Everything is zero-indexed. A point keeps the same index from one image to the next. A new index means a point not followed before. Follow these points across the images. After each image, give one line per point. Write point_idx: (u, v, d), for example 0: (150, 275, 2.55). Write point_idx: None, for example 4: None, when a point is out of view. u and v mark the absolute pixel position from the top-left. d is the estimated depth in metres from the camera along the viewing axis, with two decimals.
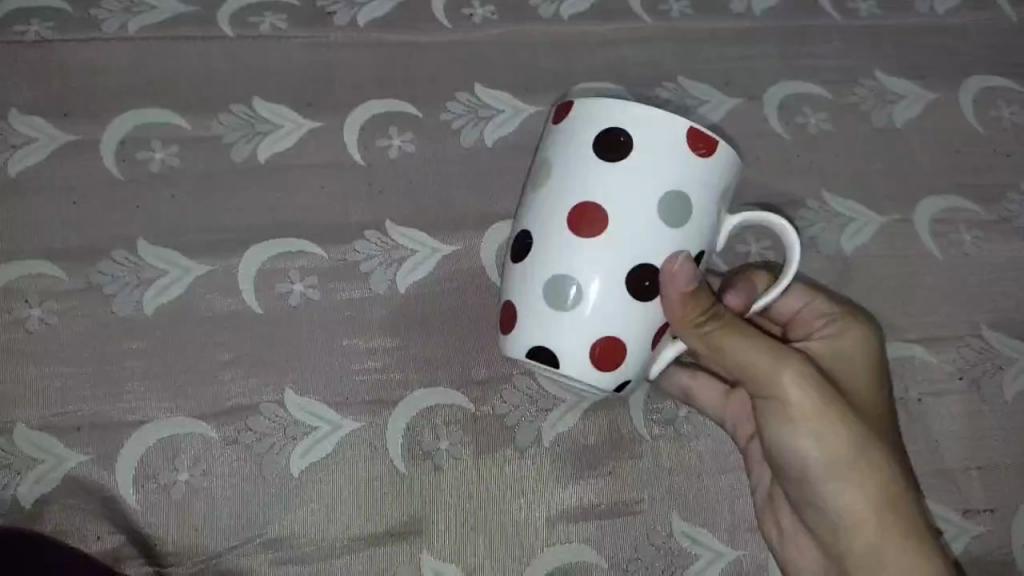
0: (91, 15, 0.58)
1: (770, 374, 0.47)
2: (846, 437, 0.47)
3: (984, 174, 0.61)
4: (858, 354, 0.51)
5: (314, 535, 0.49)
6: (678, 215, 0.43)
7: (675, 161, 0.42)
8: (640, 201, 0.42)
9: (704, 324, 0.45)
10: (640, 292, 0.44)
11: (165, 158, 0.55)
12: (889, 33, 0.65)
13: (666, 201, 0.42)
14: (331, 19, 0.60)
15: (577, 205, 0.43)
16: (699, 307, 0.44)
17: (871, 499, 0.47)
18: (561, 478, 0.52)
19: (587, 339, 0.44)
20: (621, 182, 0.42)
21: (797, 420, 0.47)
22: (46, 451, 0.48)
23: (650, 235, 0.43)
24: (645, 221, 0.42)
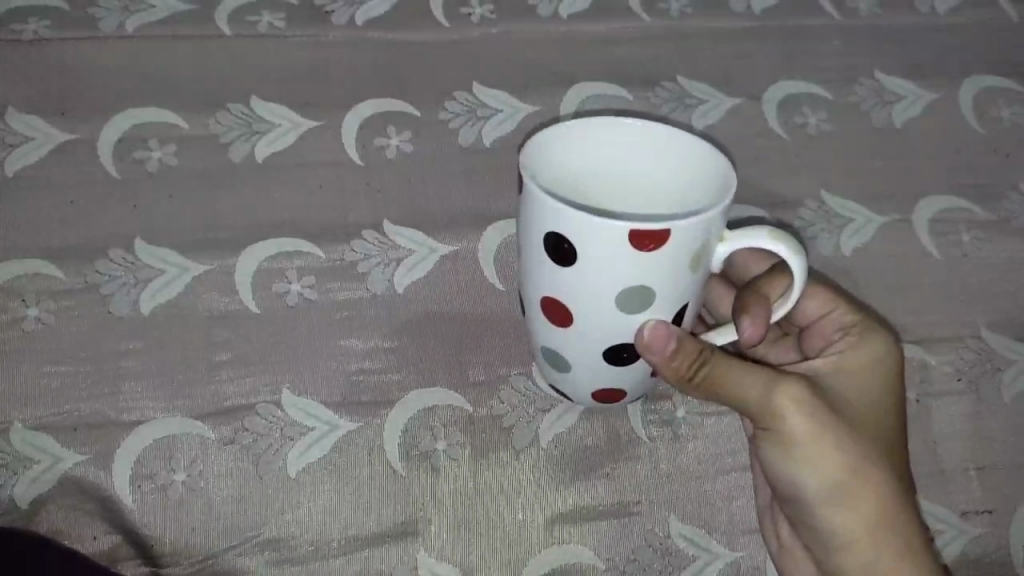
0: (89, 14, 0.61)
1: (771, 404, 0.46)
2: (851, 465, 0.47)
3: (986, 174, 0.61)
4: (870, 362, 0.51)
5: (303, 534, 0.47)
6: (641, 300, 0.41)
7: (623, 263, 0.39)
8: (600, 299, 0.42)
9: (695, 371, 0.45)
10: (622, 358, 0.45)
11: (163, 157, 0.56)
12: (886, 32, 0.67)
13: (625, 296, 0.41)
14: (331, 17, 0.63)
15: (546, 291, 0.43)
16: (688, 358, 0.44)
17: (875, 522, 0.48)
18: (559, 479, 0.50)
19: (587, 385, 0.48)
20: (576, 281, 0.41)
21: (800, 448, 0.47)
22: (42, 451, 0.47)
23: (617, 317, 0.42)
24: (608, 307, 0.42)
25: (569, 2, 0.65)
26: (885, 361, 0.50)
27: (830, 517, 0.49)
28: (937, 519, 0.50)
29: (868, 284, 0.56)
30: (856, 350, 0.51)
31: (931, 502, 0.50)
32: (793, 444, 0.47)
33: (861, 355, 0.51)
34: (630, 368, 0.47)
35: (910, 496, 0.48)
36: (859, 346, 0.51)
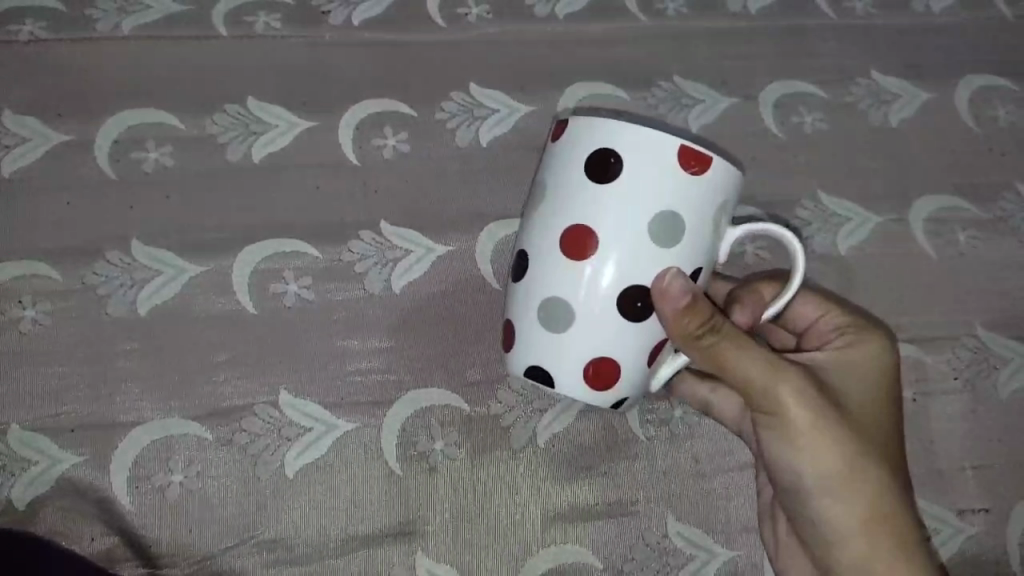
0: (86, 15, 0.57)
1: (772, 390, 0.46)
2: (846, 459, 0.47)
3: (982, 174, 0.61)
4: (863, 362, 0.50)
5: (309, 535, 0.49)
6: (667, 235, 0.43)
7: (665, 182, 0.42)
8: (630, 228, 0.43)
9: (703, 337, 0.45)
10: (633, 311, 0.44)
11: (160, 158, 0.55)
12: (884, 31, 0.64)
13: (656, 224, 0.43)
14: (326, 18, 0.59)
15: (567, 227, 0.44)
16: (698, 320, 0.44)
17: (866, 519, 0.47)
18: (555, 479, 0.52)
19: (581, 356, 0.45)
20: (610, 205, 0.43)
21: (798, 435, 0.47)
22: (38, 452, 0.48)
23: (637, 251, 0.43)
24: (634, 239, 0.43)
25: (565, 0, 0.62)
26: (880, 359, 0.50)
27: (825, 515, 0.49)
28: (937, 522, 0.53)
29: (866, 288, 0.57)
30: (851, 350, 0.51)
31: (932, 506, 0.53)
32: (792, 430, 0.47)
33: (853, 353, 0.50)
34: (631, 331, 0.45)
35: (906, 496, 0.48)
36: (853, 347, 0.51)
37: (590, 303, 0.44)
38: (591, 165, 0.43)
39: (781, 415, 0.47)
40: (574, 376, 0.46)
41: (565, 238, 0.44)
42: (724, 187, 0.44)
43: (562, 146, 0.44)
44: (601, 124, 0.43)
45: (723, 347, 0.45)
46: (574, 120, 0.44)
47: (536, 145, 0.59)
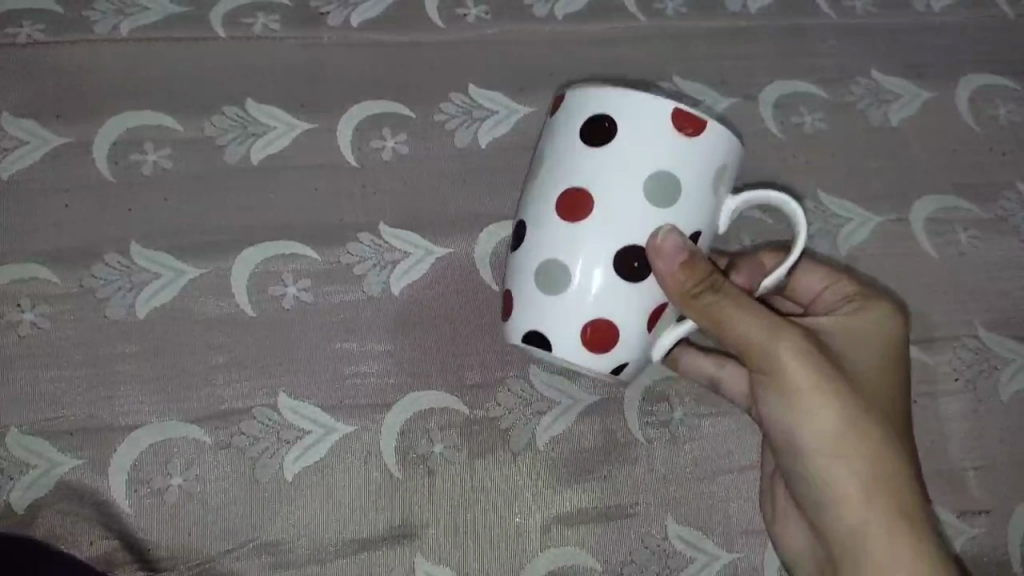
0: (83, 16, 0.57)
1: (770, 350, 0.46)
2: (846, 423, 0.46)
3: (982, 174, 0.61)
4: (870, 331, 0.50)
5: (308, 537, 0.49)
6: (663, 197, 0.43)
7: (660, 143, 0.42)
8: (626, 189, 0.43)
9: (700, 294, 0.45)
10: (632, 273, 0.44)
11: (158, 160, 0.55)
12: (884, 30, 0.64)
13: (652, 185, 0.43)
14: (325, 19, 0.59)
15: (565, 191, 0.44)
16: (695, 277, 0.44)
17: (868, 486, 0.46)
18: (554, 481, 0.51)
19: (577, 319, 0.45)
20: (605, 166, 0.43)
21: (797, 395, 0.47)
22: (37, 456, 0.48)
23: (633, 212, 0.43)
24: (630, 201, 0.43)
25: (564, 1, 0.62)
26: (886, 327, 0.50)
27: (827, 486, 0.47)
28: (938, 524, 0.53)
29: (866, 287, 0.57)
30: (856, 317, 0.51)
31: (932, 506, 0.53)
32: (792, 390, 0.47)
33: (861, 321, 0.50)
34: (629, 294, 0.44)
35: (912, 468, 0.47)
36: (858, 315, 0.51)
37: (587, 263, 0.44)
38: (584, 129, 0.43)
39: (779, 376, 0.46)
40: (573, 341, 0.45)
41: (562, 203, 0.44)
42: (719, 151, 0.43)
43: (560, 117, 0.45)
44: (598, 91, 0.43)
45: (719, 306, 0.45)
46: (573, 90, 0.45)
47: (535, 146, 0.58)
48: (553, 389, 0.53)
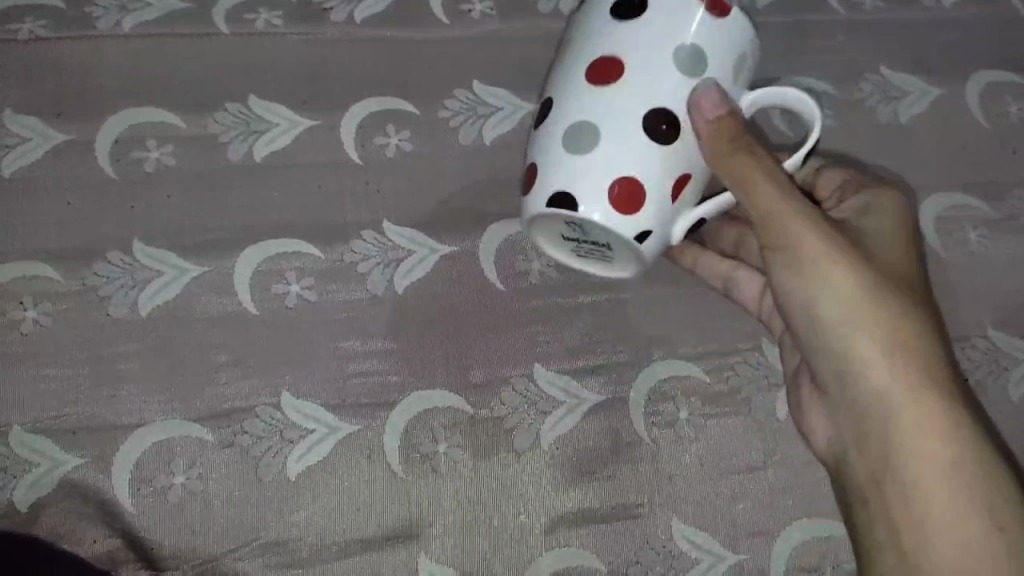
0: (86, 13, 0.58)
1: (786, 220, 0.46)
2: (863, 289, 0.46)
3: (992, 171, 0.60)
4: (887, 217, 0.50)
5: (308, 537, 0.48)
6: (692, 64, 0.45)
7: (691, 13, 0.44)
8: (658, 53, 0.44)
9: (737, 158, 0.46)
10: (662, 133, 0.44)
11: (161, 157, 0.55)
12: (892, 26, 0.64)
13: (682, 51, 0.44)
14: (328, 15, 0.60)
15: (596, 57, 0.45)
16: (729, 137, 0.45)
17: (886, 353, 0.45)
18: (558, 480, 0.50)
19: (605, 175, 0.45)
20: (637, 36, 0.45)
21: (809, 266, 0.46)
22: (39, 454, 0.48)
23: (663, 72, 0.44)
24: (662, 62, 0.44)
25: None
26: (902, 215, 0.50)
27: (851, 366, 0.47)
28: None
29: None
30: (872, 204, 0.51)
31: None
32: (804, 261, 0.46)
33: (875, 207, 0.50)
34: (657, 155, 0.45)
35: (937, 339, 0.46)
36: (873, 203, 0.51)
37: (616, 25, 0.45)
38: (613, 11, 0.46)
39: (796, 249, 0.46)
40: (590, 204, 0.45)
41: (589, 73, 0.45)
42: (743, 41, 0.46)
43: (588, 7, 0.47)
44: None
45: (744, 163, 0.46)
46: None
47: None
48: (557, 389, 0.51)
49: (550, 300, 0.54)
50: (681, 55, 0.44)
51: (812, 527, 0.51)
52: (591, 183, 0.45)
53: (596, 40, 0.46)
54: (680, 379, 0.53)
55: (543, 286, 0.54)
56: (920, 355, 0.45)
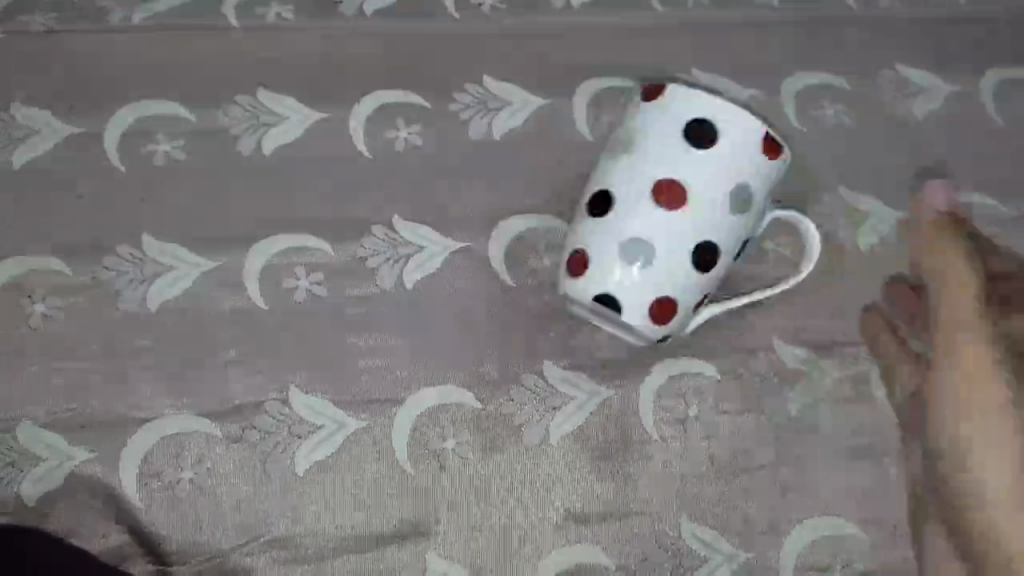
0: (96, 6, 0.59)
1: (946, 332, 0.51)
2: (989, 368, 0.48)
3: (1007, 168, 0.59)
4: (968, 276, 0.52)
5: (317, 533, 0.48)
6: (740, 205, 0.46)
7: (743, 158, 0.45)
8: (710, 185, 0.45)
9: (965, 288, 0.52)
10: (705, 261, 0.47)
11: (169, 150, 0.55)
12: (908, 21, 0.64)
13: (736, 197, 0.46)
14: (338, 8, 0.60)
15: (664, 176, 0.45)
16: (958, 282, 0.52)
17: (986, 411, 0.47)
18: (566, 477, 0.49)
19: (647, 294, 0.47)
20: (704, 165, 0.45)
21: (957, 356, 0.50)
22: (48, 449, 0.48)
23: (710, 217, 0.46)
24: (716, 210, 0.46)
25: None
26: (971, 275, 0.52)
27: (942, 425, 0.49)
28: None
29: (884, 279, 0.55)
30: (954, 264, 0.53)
31: None
32: (955, 354, 0.50)
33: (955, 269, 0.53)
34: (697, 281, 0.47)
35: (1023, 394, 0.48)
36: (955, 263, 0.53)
37: (698, 92, 0.45)
38: (689, 128, 0.45)
39: (947, 343, 0.50)
40: (664, 265, 0.46)
41: (684, 127, 0.45)
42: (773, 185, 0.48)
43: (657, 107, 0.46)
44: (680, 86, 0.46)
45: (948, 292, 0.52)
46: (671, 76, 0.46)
47: (552, 137, 0.58)
48: (566, 385, 0.51)
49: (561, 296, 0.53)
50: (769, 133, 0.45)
51: (819, 524, 0.49)
52: (677, 241, 0.46)
53: (688, 101, 0.45)
54: (688, 377, 0.51)
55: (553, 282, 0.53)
56: (997, 396, 0.47)
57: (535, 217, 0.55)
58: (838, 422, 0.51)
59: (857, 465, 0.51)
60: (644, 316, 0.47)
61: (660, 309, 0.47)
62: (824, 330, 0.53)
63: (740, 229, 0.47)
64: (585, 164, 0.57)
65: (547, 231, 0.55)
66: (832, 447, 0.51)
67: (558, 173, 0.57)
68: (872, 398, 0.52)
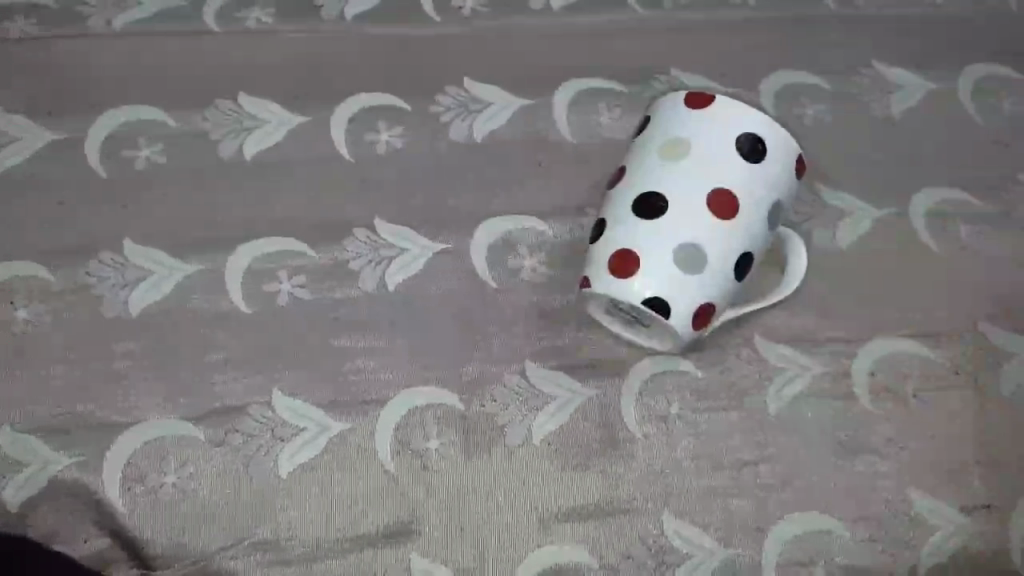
0: (76, 11, 0.60)
1: None
2: None
3: (985, 164, 0.60)
4: None
5: (299, 535, 0.47)
6: (693, 264, 0.48)
7: (689, 223, 0.48)
8: (659, 253, 0.48)
9: None
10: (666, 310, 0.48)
11: (151, 155, 0.56)
12: (884, 19, 0.65)
13: (685, 257, 0.48)
14: (319, 11, 0.61)
15: (617, 250, 0.48)
16: None
17: None
18: (549, 476, 0.49)
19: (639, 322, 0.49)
20: (651, 235, 0.48)
21: None
22: (31, 454, 0.47)
23: (667, 276, 0.48)
24: (668, 271, 0.48)
25: None
26: None
27: None
28: (933, 516, 0.50)
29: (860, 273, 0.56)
30: None
31: (927, 497, 0.50)
32: None
33: None
34: (683, 312, 0.48)
35: None
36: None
37: (746, 107, 0.48)
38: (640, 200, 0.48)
39: None
40: (710, 274, 0.48)
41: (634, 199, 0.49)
42: (745, 231, 0.48)
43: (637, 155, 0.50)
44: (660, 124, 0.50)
45: None
46: (661, 110, 0.50)
47: (532, 137, 0.58)
48: (547, 384, 0.51)
49: (543, 296, 0.54)
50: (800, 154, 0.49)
51: (802, 520, 0.49)
52: (720, 250, 0.48)
53: (731, 119, 0.48)
54: (670, 375, 0.52)
55: (534, 282, 0.54)
56: None
57: (516, 219, 0.55)
58: (819, 419, 0.51)
59: (839, 462, 0.50)
60: (686, 320, 0.49)
61: (702, 313, 0.49)
62: (802, 326, 0.54)
63: (712, 276, 0.48)
64: (565, 165, 0.57)
65: (530, 232, 0.55)
66: (814, 443, 0.51)
67: (538, 175, 0.57)
68: (852, 395, 0.52)
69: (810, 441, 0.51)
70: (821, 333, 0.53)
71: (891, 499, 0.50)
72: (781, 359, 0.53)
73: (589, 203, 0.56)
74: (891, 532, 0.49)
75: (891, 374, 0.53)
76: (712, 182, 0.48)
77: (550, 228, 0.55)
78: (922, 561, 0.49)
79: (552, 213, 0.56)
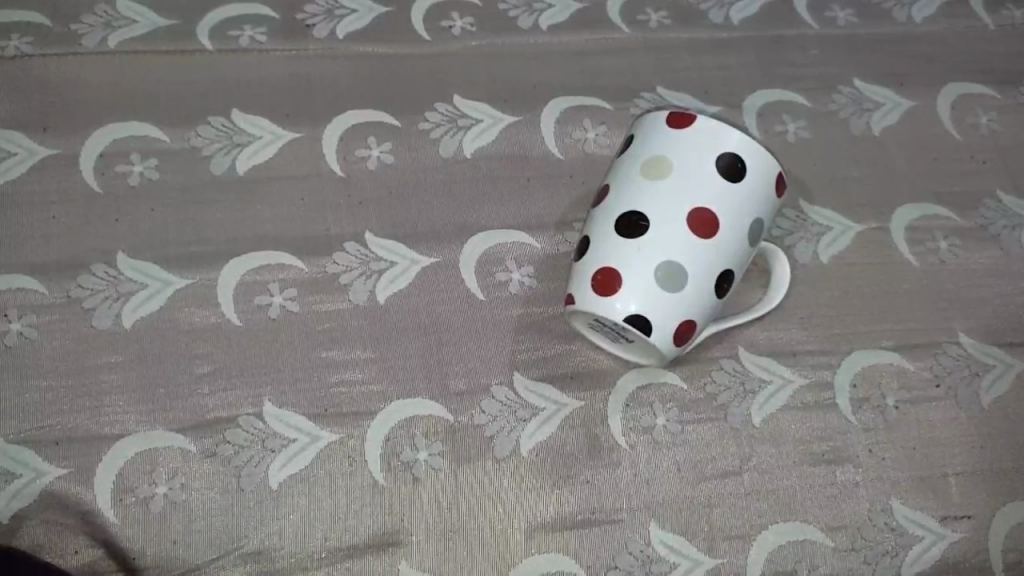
0: (71, 30, 0.61)
1: None
2: None
3: (961, 181, 0.61)
4: None
5: (289, 546, 0.47)
6: (676, 279, 0.48)
7: (671, 240, 0.48)
8: (643, 269, 0.48)
9: None
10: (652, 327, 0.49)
11: (144, 171, 0.56)
12: (862, 40, 0.67)
13: (667, 272, 0.48)
14: (310, 30, 0.63)
15: (602, 269, 0.49)
16: None
17: None
18: (538, 488, 0.49)
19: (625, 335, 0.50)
20: (634, 253, 0.49)
21: None
22: (24, 466, 0.47)
23: (651, 293, 0.48)
24: (652, 288, 0.48)
25: (547, 13, 0.65)
26: None
27: None
28: (913, 526, 0.50)
29: (841, 286, 0.57)
30: None
31: (907, 506, 0.51)
32: None
33: None
34: (669, 327, 0.49)
35: None
36: None
37: (723, 126, 0.49)
38: (622, 220, 0.49)
39: None
40: (690, 289, 0.49)
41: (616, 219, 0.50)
42: (726, 249, 0.49)
43: (618, 176, 0.51)
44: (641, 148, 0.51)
45: None
46: (641, 132, 0.51)
47: (520, 154, 0.60)
48: (532, 395, 0.52)
49: (529, 309, 0.54)
50: (778, 172, 0.50)
51: (785, 529, 0.50)
52: (699, 267, 0.49)
53: (708, 140, 0.49)
54: (655, 386, 0.52)
55: (520, 296, 0.55)
56: None
57: (502, 233, 0.57)
58: (801, 429, 0.52)
59: (821, 472, 0.51)
60: (669, 335, 0.49)
61: (683, 328, 0.50)
62: (783, 337, 0.55)
63: (694, 292, 0.49)
64: (552, 181, 0.59)
65: (520, 246, 0.56)
66: (796, 453, 0.52)
67: (526, 190, 0.58)
68: (834, 405, 0.53)
69: (793, 451, 0.52)
70: (803, 346, 0.54)
71: (872, 508, 0.51)
72: (763, 371, 0.53)
73: (573, 216, 0.58)
74: (872, 540, 0.50)
75: (872, 386, 0.54)
76: (692, 199, 0.48)
77: (538, 242, 0.57)
78: (903, 569, 0.49)
79: (538, 229, 0.57)
